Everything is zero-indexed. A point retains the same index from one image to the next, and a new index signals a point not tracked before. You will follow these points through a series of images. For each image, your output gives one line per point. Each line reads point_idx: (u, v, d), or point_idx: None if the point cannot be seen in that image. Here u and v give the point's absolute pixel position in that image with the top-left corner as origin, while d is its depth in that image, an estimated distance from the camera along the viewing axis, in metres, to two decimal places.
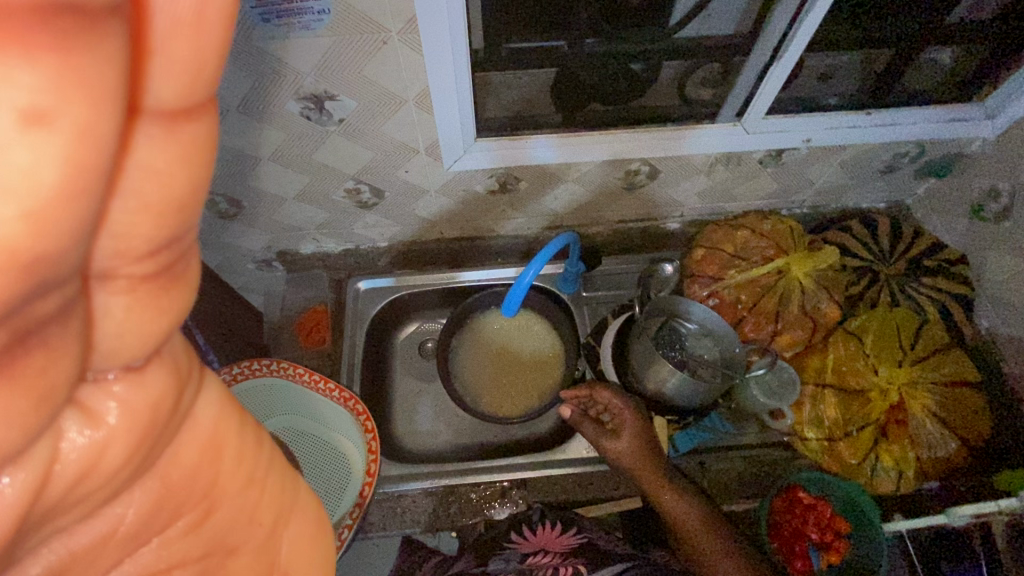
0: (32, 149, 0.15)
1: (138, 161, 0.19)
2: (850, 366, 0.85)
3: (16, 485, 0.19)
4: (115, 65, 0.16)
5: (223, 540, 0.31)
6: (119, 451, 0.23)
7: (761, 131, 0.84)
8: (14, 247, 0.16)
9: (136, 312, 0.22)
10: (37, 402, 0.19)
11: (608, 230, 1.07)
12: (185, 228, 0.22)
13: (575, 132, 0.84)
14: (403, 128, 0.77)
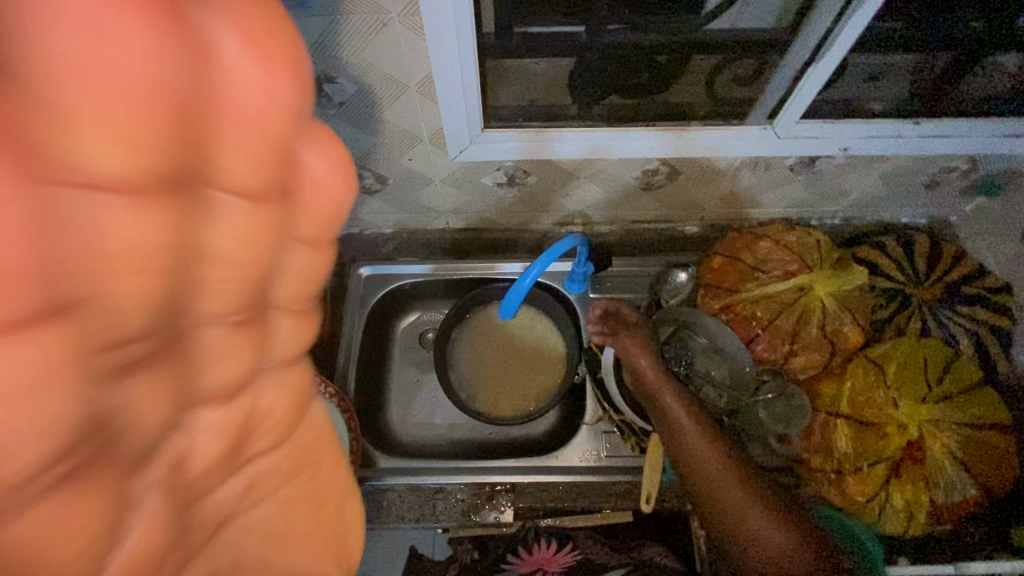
0: (119, 219, 0.23)
1: (225, 248, 0.27)
2: (868, 398, 0.79)
3: (172, 449, 0.30)
4: (191, 207, 0.25)
5: (323, 496, 0.46)
6: (224, 439, 0.33)
7: (793, 137, 0.78)
8: (136, 294, 0.24)
9: (235, 346, 0.31)
10: (171, 399, 0.29)
11: (622, 230, 1.01)
12: (268, 290, 0.32)
13: (590, 128, 0.78)
14: (405, 115, 0.73)
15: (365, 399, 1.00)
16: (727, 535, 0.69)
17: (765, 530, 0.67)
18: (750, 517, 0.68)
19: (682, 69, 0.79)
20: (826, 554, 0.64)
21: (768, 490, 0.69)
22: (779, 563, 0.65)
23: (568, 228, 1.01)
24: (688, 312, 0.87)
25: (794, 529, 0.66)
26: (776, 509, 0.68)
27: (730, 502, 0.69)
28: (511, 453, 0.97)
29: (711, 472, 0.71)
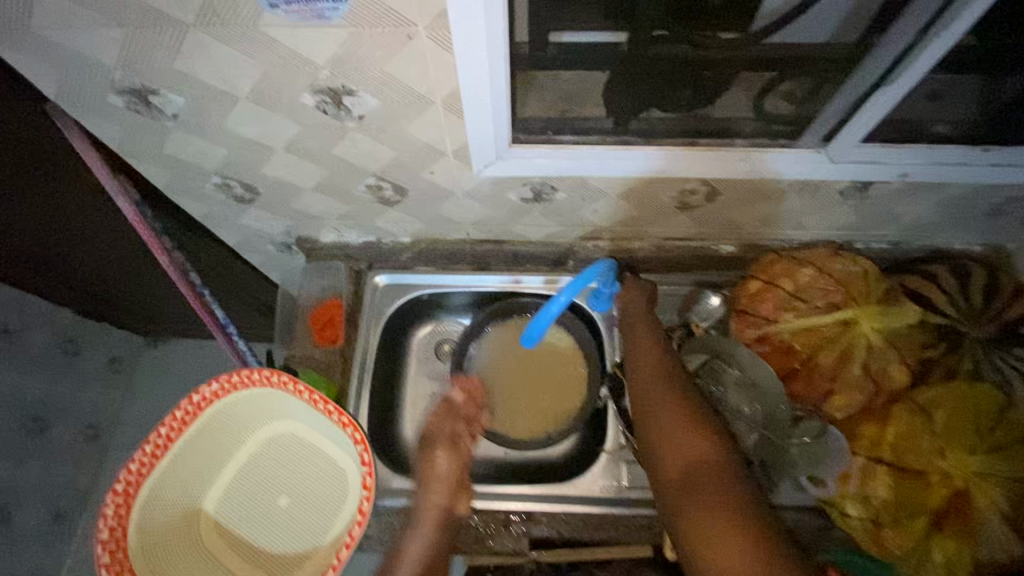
0: None
1: None
2: (911, 444, 0.74)
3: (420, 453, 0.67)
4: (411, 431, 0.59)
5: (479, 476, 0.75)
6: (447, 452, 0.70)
7: (847, 161, 0.71)
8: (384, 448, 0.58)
9: None
10: None
11: (651, 246, 0.96)
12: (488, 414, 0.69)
13: (625, 145, 0.72)
14: (428, 129, 0.68)
15: (379, 412, 0.97)
16: (651, 445, 0.72)
17: (683, 439, 0.69)
18: (673, 427, 0.70)
19: (728, 83, 0.73)
20: (736, 470, 0.65)
21: (702, 412, 0.72)
22: (688, 469, 0.67)
23: (594, 242, 0.96)
24: (721, 340, 0.85)
25: (713, 442, 0.68)
26: (700, 426, 0.70)
27: (661, 412, 0.73)
28: (528, 478, 0.94)
29: (655, 388, 0.75)
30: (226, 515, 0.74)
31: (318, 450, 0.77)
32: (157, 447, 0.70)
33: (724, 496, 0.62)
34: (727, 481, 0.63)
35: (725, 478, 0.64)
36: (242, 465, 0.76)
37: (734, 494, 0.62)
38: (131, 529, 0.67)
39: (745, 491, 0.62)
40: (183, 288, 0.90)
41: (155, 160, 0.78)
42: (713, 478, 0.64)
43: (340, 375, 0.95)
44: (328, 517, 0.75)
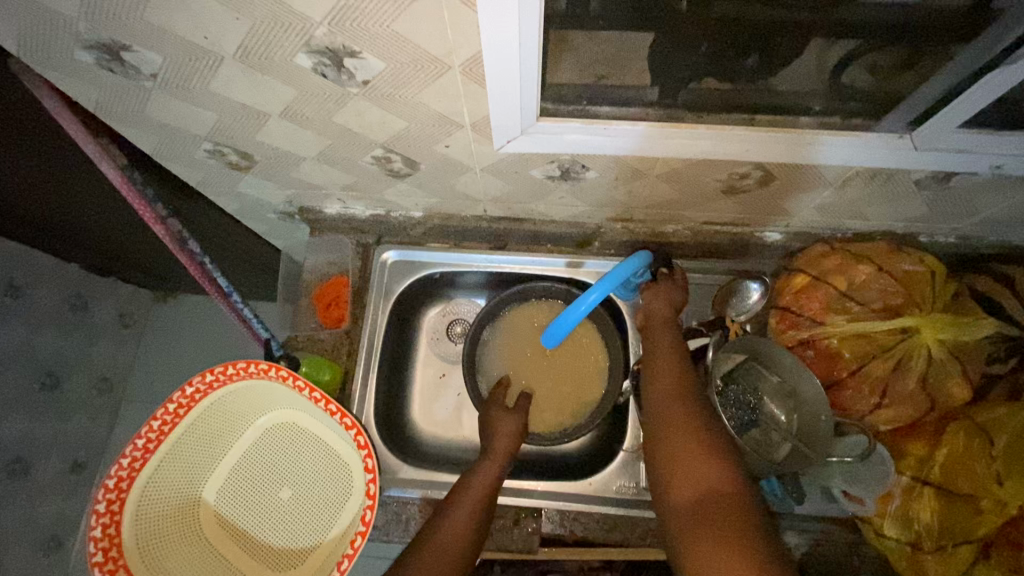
0: None
1: None
2: (965, 467, 0.67)
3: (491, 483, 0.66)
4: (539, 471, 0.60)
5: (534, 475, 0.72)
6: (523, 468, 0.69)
7: (935, 149, 0.61)
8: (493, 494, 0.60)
9: None
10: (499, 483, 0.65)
11: (687, 230, 0.87)
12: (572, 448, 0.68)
13: (673, 123, 0.62)
14: (442, 97, 0.58)
15: (387, 396, 0.92)
16: (659, 471, 0.59)
17: (695, 463, 0.56)
18: (684, 449, 0.58)
19: (799, 50, 0.61)
20: (753, 504, 0.52)
21: (718, 432, 0.59)
22: (698, 500, 0.54)
23: (623, 224, 0.87)
24: (762, 344, 0.75)
25: (729, 468, 0.55)
26: (714, 447, 0.57)
27: (672, 429, 0.60)
28: (539, 472, 0.90)
29: (668, 404, 0.63)
30: (226, 507, 0.71)
31: (321, 440, 0.74)
32: (150, 441, 0.65)
33: (738, 536, 0.49)
34: (743, 516, 0.50)
35: (739, 510, 0.51)
36: (243, 456, 0.73)
37: (749, 533, 0.49)
38: (125, 526, 0.63)
39: (762, 529, 0.50)
40: (181, 256, 0.82)
41: (138, 124, 0.70)
42: (726, 511, 0.51)
43: (346, 357, 0.89)
44: (332, 509, 0.71)
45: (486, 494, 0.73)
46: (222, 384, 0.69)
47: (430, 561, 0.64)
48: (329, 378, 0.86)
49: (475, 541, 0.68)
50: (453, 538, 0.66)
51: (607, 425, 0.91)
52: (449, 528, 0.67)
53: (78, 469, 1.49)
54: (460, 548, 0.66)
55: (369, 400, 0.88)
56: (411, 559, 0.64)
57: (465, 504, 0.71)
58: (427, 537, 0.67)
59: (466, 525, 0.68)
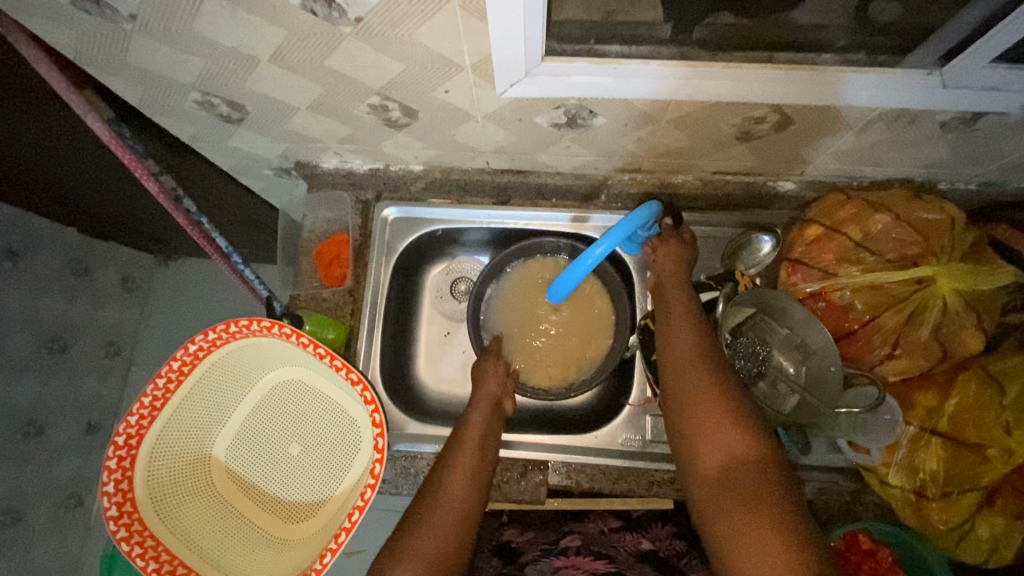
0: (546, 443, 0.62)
1: None
2: (975, 416, 0.67)
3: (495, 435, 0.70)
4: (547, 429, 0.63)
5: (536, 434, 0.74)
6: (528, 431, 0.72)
7: (964, 87, 0.57)
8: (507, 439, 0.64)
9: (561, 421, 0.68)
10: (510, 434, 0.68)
11: (697, 180, 0.84)
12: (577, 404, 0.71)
13: (687, 61, 0.58)
14: (440, 36, 0.55)
15: (392, 354, 0.92)
16: (681, 441, 0.60)
17: (719, 434, 0.57)
18: (705, 421, 0.58)
19: None
20: (778, 472, 0.53)
21: (740, 401, 0.59)
22: (725, 471, 0.55)
23: (630, 175, 0.84)
24: (772, 295, 0.74)
25: (755, 438, 0.56)
26: (737, 415, 0.58)
27: (693, 400, 0.60)
28: (544, 427, 0.90)
29: (687, 373, 0.63)
30: (237, 461, 0.72)
31: (328, 397, 0.74)
32: (157, 399, 0.65)
33: (769, 507, 0.50)
34: (771, 487, 0.52)
35: (767, 481, 0.52)
36: (251, 413, 0.73)
37: (778, 504, 0.51)
38: (137, 481, 0.64)
39: (792, 500, 0.51)
40: (176, 215, 0.80)
41: (121, 72, 0.66)
42: (753, 483, 0.52)
43: (350, 316, 0.88)
44: (342, 462, 0.72)
45: (482, 446, 0.74)
46: (225, 340, 0.68)
47: (438, 510, 0.64)
48: (333, 336, 0.85)
49: (480, 489, 0.69)
50: (458, 488, 0.67)
51: (613, 380, 0.91)
52: (451, 479, 0.68)
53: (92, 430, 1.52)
54: (467, 497, 0.67)
55: (374, 358, 0.88)
56: (420, 510, 0.64)
57: (462, 456, 0.72)
58: (430, 490, 0.67)
59: (468, 475, 0.69)
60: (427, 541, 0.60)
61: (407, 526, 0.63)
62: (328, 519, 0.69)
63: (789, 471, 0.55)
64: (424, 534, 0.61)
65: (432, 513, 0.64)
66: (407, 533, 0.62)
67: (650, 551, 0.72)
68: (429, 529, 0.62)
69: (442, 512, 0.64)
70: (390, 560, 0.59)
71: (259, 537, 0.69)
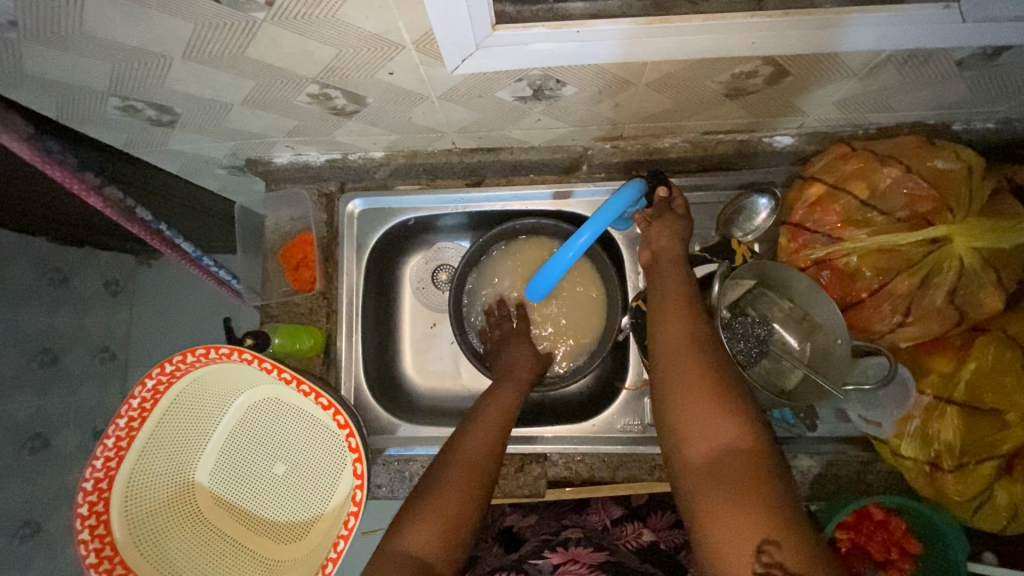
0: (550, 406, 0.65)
1: None
2: (993, 381, 0.62)
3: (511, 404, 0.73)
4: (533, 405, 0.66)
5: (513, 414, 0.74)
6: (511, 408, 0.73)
7: (987, 19, 0.49)
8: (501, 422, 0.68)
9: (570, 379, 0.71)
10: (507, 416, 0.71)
11: (685, 142, 0.77)
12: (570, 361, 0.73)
13: (661, 16, 0.50)
14: (371, 12, 0.46)
15: (376, 354, 0.88)
16: (668, 425, 0.55)
17: (709, 421, 0.52)
18: (694, 405, 0.53)
19: None
20: (770, 462, 0.49)
21: (734, 387, 0.54)
22: (714, 461, 0.50)
23: (612, 142, 0.77)
24: (772, 266, 0.68)
25: (746, 425, 0.51)
26: (729, 400, 0.53)
27: (681, 381, 0.55)
28: (539, 418, 0.87)
29: (676, 353, 0.57)
30: (219, 485, 0.69)
31: (309, 413, 0.71)
32: (120, 439, 0.62)
33: (759, 502, 0.47)
34: (762, 479, 0.48)
35: (757, 472, 0.48)
36: (228, 436, 0.69)
37: (771, 499, 0.47)
38: (114, 522, 0.61)
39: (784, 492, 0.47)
40: (129, 229, 0.74)
41: (23, 85, 0.58)
42: (743, 475, 0.48)
43: (326, 319, 0.84)
44: (329, 482, 0.69)
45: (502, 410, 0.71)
46: (182, 371, 0.63)
47: (457, 473, 0.62)
48: (311, 344, 0.81)
49: (498, 458, 0.66)
50: (479, 443, 0.66)
51: (608, 361, 0.87)
52: (472, 445, 0.66)
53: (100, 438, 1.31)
54: (485, 464, 0.65)
55: (355, 362, 0.84)
56: (440, 474, 0.63)
57: (483, 424, 0.69)
58: (452, 453, 0.65)
59: (490, 433, 0.68)
60: (445, 503, 0.59)
61: (424, 488, 0.62)
62: (318, 542, 0.67)
63: (781, 461, 0.51)
64: (441, 496, 0.60)
65: (450, 475, 0.62)
66: (425, 494, 0.60)
67: (650, 544, 0.69)
68: (448, 492, 0.60)
69: (462, 476, 0.62)
70: (406, 522, 0.58)
71: (250, 560, 0.66)
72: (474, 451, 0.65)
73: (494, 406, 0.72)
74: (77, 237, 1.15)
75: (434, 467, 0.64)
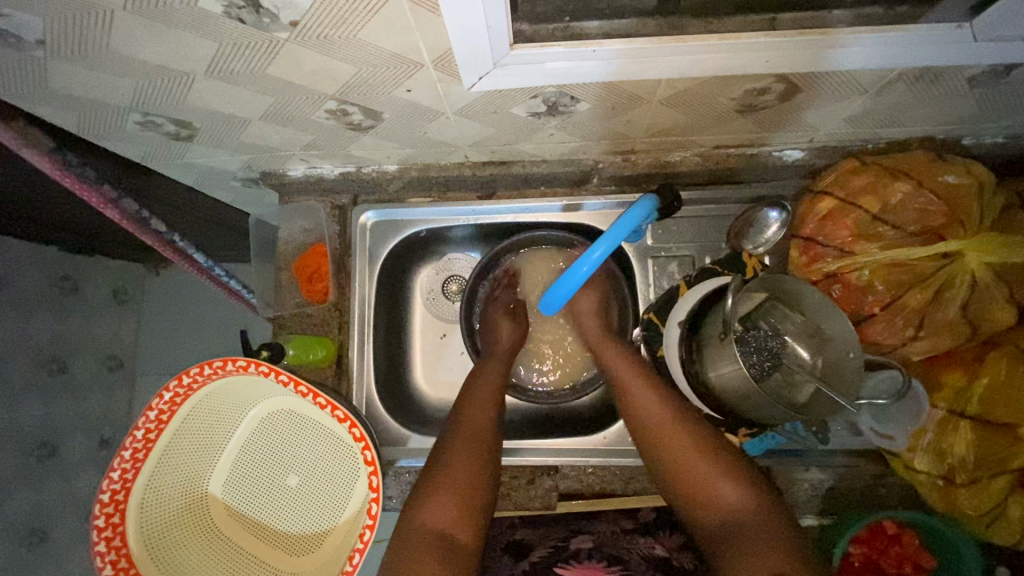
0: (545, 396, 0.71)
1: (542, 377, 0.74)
2: (1008, 396, 0.62)
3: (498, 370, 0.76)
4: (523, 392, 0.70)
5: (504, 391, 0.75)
6: (497, 373, 0.76)
7: (997, 40, 0.50)
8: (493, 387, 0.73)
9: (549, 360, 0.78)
10: (499, 381, 0.75)
11: (696, 156, 0.78)
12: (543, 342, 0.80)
13: (675, 35, 0.51)
14: (392, 32, 0.47)
15: (388, 365, 0.89)
16: (682, 496, 0.61)
17: (716, 487, 0.58)
18: (699, 474, 0.60)
19: None
20: (775, 515, 0.55)
21: (730, 457, 0.60)
22: (729, 519, 0.56)
23: (624, 156, 0.78)
24: (783, 280, 0.67)
25: (746, 487, 0.57)
26: (729, 467, 0.59)
27: (680, 455, 0.61)
28: (549, 430, 0.87)
29: (665, 429, 0.64)
30: (231, 496, 0.69)
31: (322, 426, 0.71)
32: (137, 451, 0.62)
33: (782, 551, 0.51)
34: (774, 531, 0.53)
35: (769, 526, 0.54)
36: (241, 448, 0.70)
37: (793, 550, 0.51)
38: (130, 534, 0.62)
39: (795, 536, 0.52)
40: (144, 239, 0.74)
41: (47, 101, 0.59)
42: (757, 531, 0.53)
43: (338, 331, 0.85)
44: (341, 497, 0.70)
45: (495, 385, 0.74)
46: (197, 385, 0.64)
47: (463, 443, 0.65)
48: (324, 355, 0.82)
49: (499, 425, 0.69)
50: (480, 411, 0.69)
51: None
52: (472, 417, 0.68)
53: (106, 446, 1.31)
54: (489, 432, 0.67)
55: (367, 373, 0.84)
56: (448, 447, 0.65)
57: (481, 397, 0.71)
58: (455, 426, 0.67)
59: (489, 401, 0.71)
60: (458, 474, 0.62)
61: (434, 465, 0.64)
62: (330, 554, 0.67)
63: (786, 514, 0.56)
64: (453, 467, 0.62)
65: (460, 447, 0.64)
66: (437, 470, 0.63)
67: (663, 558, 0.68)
68: (459, 462, 0.63)
69: (469, 445, 0.65)
70: (422, 499, 0.60)
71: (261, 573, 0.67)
72: (472, 412, 0.69)
73: (486, 379, 0.74)
74: (90, 246, 1.16)
75: (439, 440, 0.67)
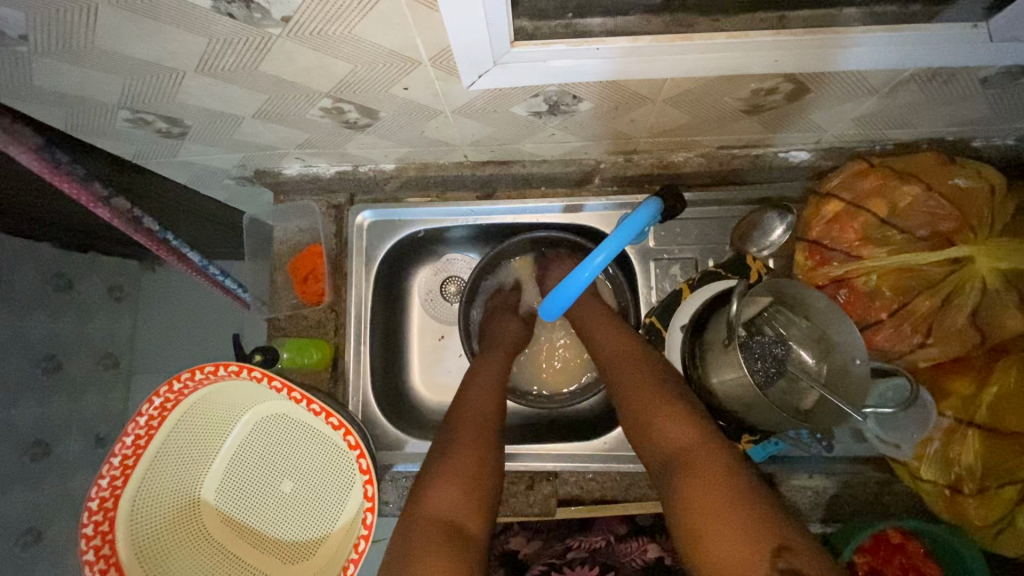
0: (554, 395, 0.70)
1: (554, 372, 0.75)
2: (1016, 404, 0.61)
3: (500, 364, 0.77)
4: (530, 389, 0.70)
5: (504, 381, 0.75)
6: (498, 366, 0.76)
7: (1013, 40, 0.48)
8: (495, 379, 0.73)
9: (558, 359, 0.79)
10: (501, 374, 0.75)
11: (700, 156, 0.76)
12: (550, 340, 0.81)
13: (681, 33, 0.49)
14: (387, 29, 0.46)
15: (386, 368, 0.87)
16: (637, 436, 0.61)
17: (662, 423, 0.58)
18: (650, 410, 0.60)
19: None
20: (720, 449, 0.54)
21: (688, 399, 0.60)
22: (675, 454, 0.55)
23: (626, 156, 0.76)
24: (790, 285, 0.66)
25: (696, 423, 0.57)
26: (683, 406, 0.59)
27: (637, 397, 0.62)
28: (548, 434, 0.85)
29: (628, 372, 0.65)
30: (223, 502, 0.67)
31: (318, 432, 0.70)
32: (127, 458, 0.61)
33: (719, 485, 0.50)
34: (715, 462, 0.52)
35: (710, 457, 0.53)
36: (234, 453, 0.68)
37: (732, 482, 0.50)
38: (120, 543, 0.60)
39: (737, 472, 0.51)
40: (137, 239, 0.71)
41: (32, 98, 0.57)
42: (697, 464, 0.53)
43: (335, 332, 0.83)
44: (337, 503, 0.68)
45: (497, 376, 0.74)
46: (188, 390, 0.62)
47: (464, 431, 0.64)
48: (319, 357, 0.80)
49: (500, 414, 0.69)
50: (481, 400, 0.68)
51: None
52: (471, 407, 0.67)
53: (102, 444, 1.30)
54: (492, 423, 0.67)
55: (363, 376, 0.83)
56: (450, 437, 0.64)
57: (481, 388, 0.71)
58: (455, 417, 0.67)
59: (489, 391, 0.70)
60: (462, 462, 0.61)
61: (435, 456, 0.62)
62: (326, 562, 0.66)
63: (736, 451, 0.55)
64: (457, 456, 0.61)
65: (462, 436, 0.64)
66: (439, 460, 0.61)
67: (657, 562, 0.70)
68: (462, 451, 0.62)
69: (471, 435, 0.64)
70: (426, 488, 0.59)
71: None
72: (473, 401, 0.68)
73: (487, 372, 0.74)
74: (83, 243, 1.14)
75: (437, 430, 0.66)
